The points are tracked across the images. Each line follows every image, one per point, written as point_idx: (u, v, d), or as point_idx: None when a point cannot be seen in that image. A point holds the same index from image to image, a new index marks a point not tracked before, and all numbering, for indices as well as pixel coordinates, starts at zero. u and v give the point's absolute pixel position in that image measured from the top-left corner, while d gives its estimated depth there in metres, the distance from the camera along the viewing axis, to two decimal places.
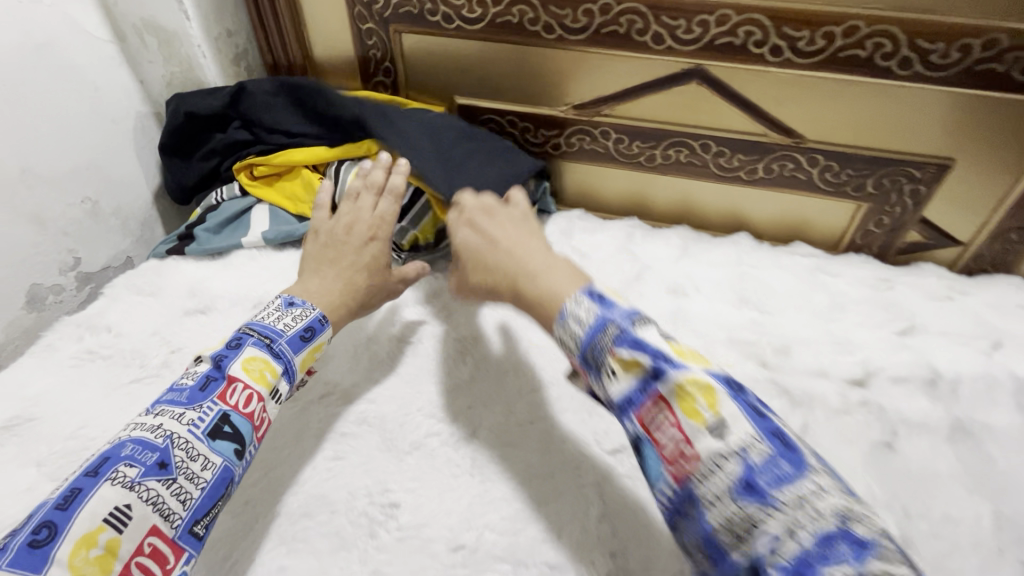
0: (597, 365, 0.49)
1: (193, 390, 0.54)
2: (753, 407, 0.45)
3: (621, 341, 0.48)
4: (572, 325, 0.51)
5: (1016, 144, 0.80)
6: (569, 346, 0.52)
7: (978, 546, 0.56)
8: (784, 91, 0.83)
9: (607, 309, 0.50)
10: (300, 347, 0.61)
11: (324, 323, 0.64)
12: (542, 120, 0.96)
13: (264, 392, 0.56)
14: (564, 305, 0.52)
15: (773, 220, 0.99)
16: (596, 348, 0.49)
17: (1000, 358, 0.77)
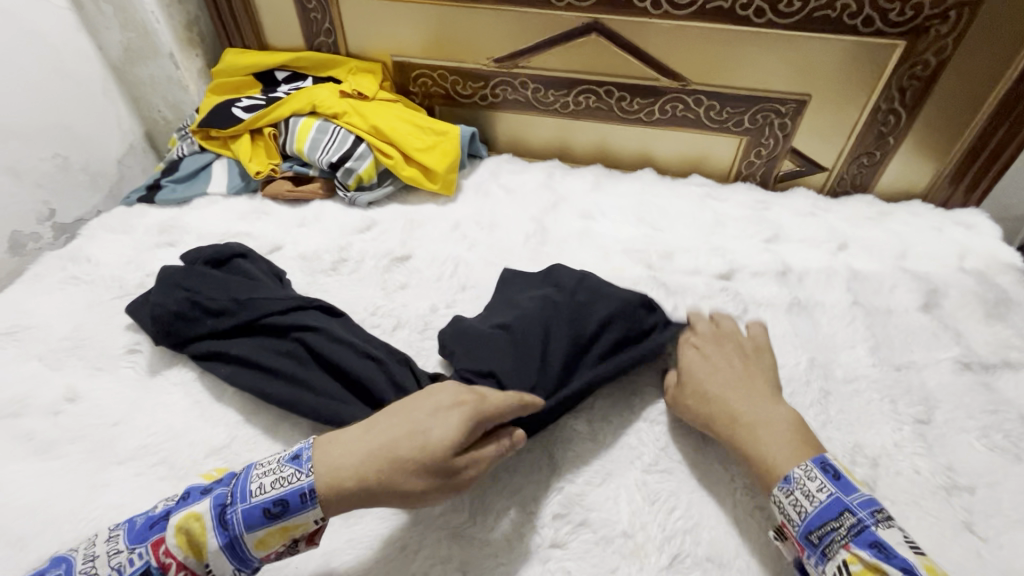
0: (823, 550, 0.49)
1: (145, 521, 0.51)
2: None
3: (858, 541, 0.48)
4: (797, 498, 0.52)
5: (856, 80, 0.96)
6: (789, 517, 0.52)
7: (794, 379, 0.72)
8: (667, 40, 0.97)
9: (842, 493, 0.51)
10: (257, 524, 0.49)
11: (307, 500, 0.50)
12: (468, 74, 1.09)
13: (191, 562, 0.49)
14: (792, 469, 0.53)
15: (673, 156, 1.14)
16: (823, 534, 0.49)
17: (843, 256, 0.94)
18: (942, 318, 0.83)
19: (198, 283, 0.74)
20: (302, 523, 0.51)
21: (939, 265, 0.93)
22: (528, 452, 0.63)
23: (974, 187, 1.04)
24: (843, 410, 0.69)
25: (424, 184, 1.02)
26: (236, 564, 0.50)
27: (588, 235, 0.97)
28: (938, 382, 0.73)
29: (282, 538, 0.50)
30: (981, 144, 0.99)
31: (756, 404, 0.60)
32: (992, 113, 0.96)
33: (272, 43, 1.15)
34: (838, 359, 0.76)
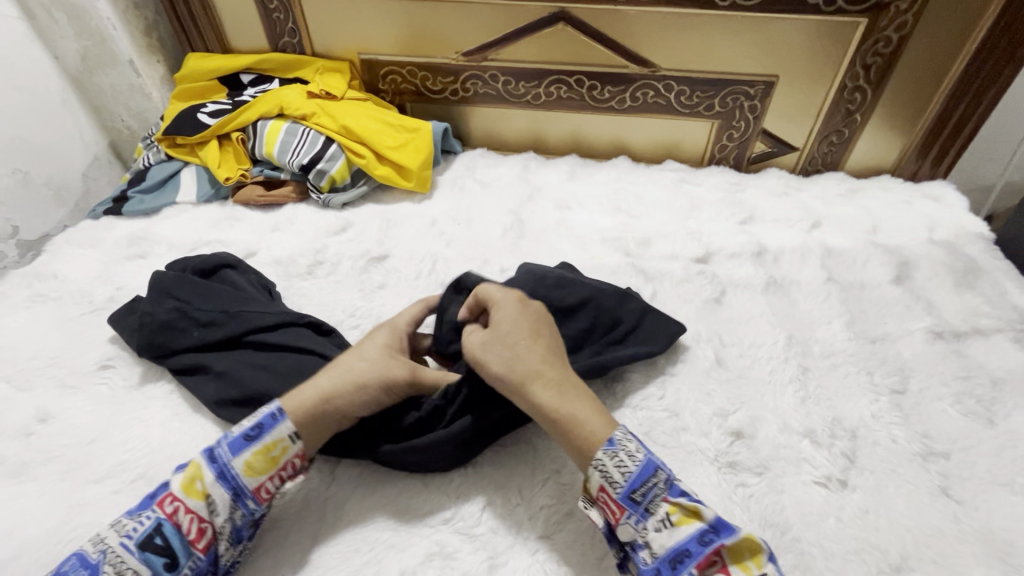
0: (643, 507, 0.50)
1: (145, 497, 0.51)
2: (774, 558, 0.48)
3: (672, 491, 0.50)
4: (619, 458, 0.51)
5: (822, 59, 0.97)
6: (611, 480, 0.51)
7: (773, 357, 0.73)
8: (634, 27, 0.97)
9: (651, 452, 0.52)
10: (243, 447, 0.52)
11: (278, 417, 0.54)
12: (437, 69, 1.08)
13: (197, 504, 0.50)
14: (613, 431, 0.53)
15: (647, 144, 1.14)
16: (644, 492, 0.50)
17: (816, 234, 0.95)
18: (914, 289, 0.85)
19: (189, 293, 0.73)
20: (281, 440, 0.54)
21: (909, 238, 0.95)
22: (513, 446, 0.63)
23: (940, 160, 1.06)
24: (822, 385, 0.70)
25: (398, 182, 1.01)
26: (239, 497, 0.51)
27: (565, 225, 0.96)
28: (912, 353, 0.75)
29: (270, 462, 0.53)
30: (944, 117, 1.01)
31: (554, 374, 0.56)
32: (954, 86, 0.97)
33: (235, 46, 1.13)
34: (814, 335, 0.77)
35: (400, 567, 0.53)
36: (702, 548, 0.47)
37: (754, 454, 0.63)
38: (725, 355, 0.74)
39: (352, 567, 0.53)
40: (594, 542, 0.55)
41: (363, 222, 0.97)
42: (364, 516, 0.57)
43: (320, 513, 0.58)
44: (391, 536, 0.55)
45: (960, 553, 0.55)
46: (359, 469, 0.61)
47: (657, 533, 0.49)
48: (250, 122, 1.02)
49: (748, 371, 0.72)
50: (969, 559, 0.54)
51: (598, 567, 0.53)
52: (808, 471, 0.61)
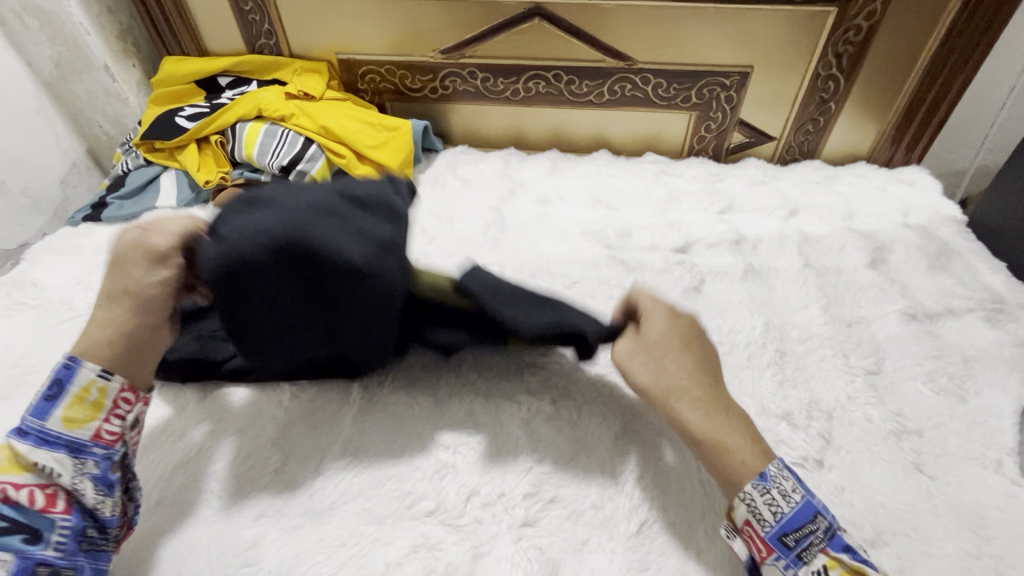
0: (795, 553, 0.48)
1: None
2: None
3: (831, 543, 0.49)
4: (773, 498, 0.50)
5: (795, 49, 0.99)
6: (761, 517, 0.50)
7: (751, 343, 0.75)
8: (609, 21, 0.98)
9: (811, 496, 0.51)
10: (47, 409, 0.50)
11: (73, 364, 0.52)
12: (415, 67, 1.08)
13: (30, 477, 0.48)
14: (766, 466, 0.52)
15: (627, 137, 1.15)
16: (798, 536, 0.49)
17: (793, 222, 0.97)
18: (889, 273, 0.87)
19: None
20: (88, 383, 0.51)
21: (884, 222, 0.97)
22: (496, 436, 0.64)
23: (914, 145, 1.08)
24: (799, 368, 0.72)
25: (380, 181, 1.01)
26: (73, 454, 0.49)
27: (547, 220, 0.97)
28: (886, 334, 0.76)
29: (89, 406, 0.51)
30: (916, 103, 1.03)
31: (714, 402, 0.57)
32: (925, 72, 0.99)
33: (211, 49, 1.12)
34: (792, 320, 0.79)
35: (385, 560, 0.53)
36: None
37: None
38: None
39: (337, 561, 0.53)
40: (576, 529, 0.56)
41: None
42: (349, 511, 0.58)
43: (306, 509, 0.58)
44: (378, 530, 0.56)
45: (932, 526, 0.56)
46: (343, 463, 0.62)
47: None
48: (229, 125, 1.02)
49: (727, 357, 0.73)
50: (940, 531, 0.56)
51: (579, 552, 0.55)
52: (785, 452, 0.62)
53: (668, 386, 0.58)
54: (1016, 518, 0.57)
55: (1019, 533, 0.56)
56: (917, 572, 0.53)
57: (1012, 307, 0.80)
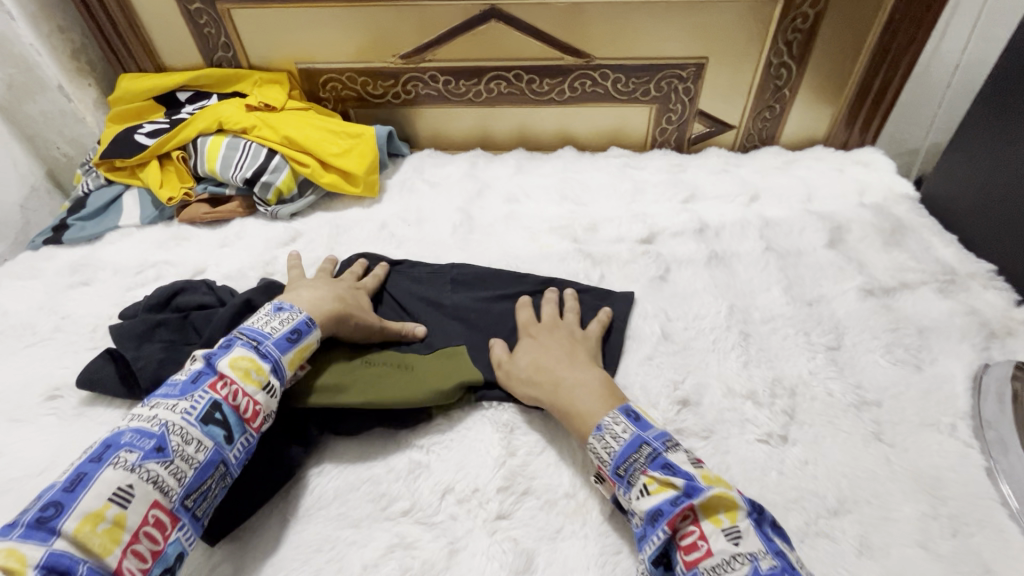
0: (626, 479, 0.52)
1: (184, 383, 0.54)
2: (757, 515, 0.49)
3: (652, 465, 0.52)
4: (606, 440, 0.55)
5: (747, 38, 1.01)
6: (601, 457, 0.55)
7: (715, 327, 0.76)
8: (565, 19, 1.00)
9: (641, 431, 0.55)
10: (287, 347, 0.61)
11: (311, 325, 0.64)
12: (377, 73, 1.09)
13: (251, 388, 0.56)
14: (602, 418, 0.57)
15: (590, 133, 1.16)
16: (627, 466, 0.53)
17: (754, 207, 0.99)
18: (847, 252, 0.89)
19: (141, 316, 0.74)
20: (313, 343, 0.64)
21: (842, 203, 1.00)
22: (469, 434, 0.64)
23: (867, 126, 1.11)
24: (762, 348, 0.74)
25: (346, 189, 1.01)
26: (282, 386, 0.59)
27: (515, 218, 0.98)
28: (845, 311, 0.79)
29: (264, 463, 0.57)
30: (866, 86, 1.06)
31: (575, 365, 0.64)
32: (871, 56, 1.02)
33: (169, 65, 1.11)
34: (755, 302, 0.81)
35: (362, 562, 0.54)
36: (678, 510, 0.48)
37: (700, 420, 0.65)
38: (671, 329, 0.76)
39: (314, 566, 0.54)
40: (549, 519, 0.57)
41: (313, 231, 0.97)
42: (325, 516, 0.58)
43: (282, 518, 0.58)
44: (354, 532, 0.56)
45: (890, 491, 0.58)
46: (316, 468, 0.62)
47: (637, 501, 0.51)
48: (192, 140, 1.01)
49: (693, 342, 0.75)
50: (899, 496, 0.58)
51: (553, 540, 0.56)
52: (751, 431, 0.64)
53: (530, 368, 0.65)
54: (969, 478, 0.60)
55: (972, 492, 0.58)
56: (877, 537, 0.55)
57: (963, 278, 0.83)
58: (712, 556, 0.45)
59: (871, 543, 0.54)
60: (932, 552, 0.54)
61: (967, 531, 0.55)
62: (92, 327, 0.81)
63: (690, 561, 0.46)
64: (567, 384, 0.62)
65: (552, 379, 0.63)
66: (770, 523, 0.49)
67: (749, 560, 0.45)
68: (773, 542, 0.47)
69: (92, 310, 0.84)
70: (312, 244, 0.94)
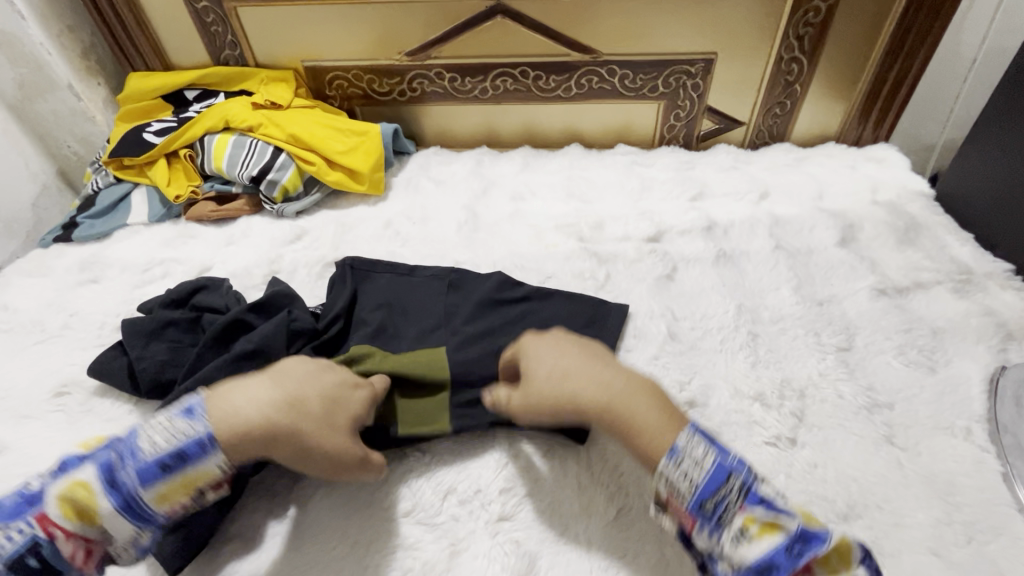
0: (716, 519, 0.46)
1: (25, 497, 0.48)
2: (868, 560, 0.44)
3: (748, 501, 0.46)
4: (686, 468, 0.47)
5: (757, 33, 0.99)
6: (679, 491, 0.47)
7: (723, 327, 0.75)
8: (571, 15, 0.99)
9: (723, 456, 0.48)
10: (153, 478, 0.48)
11: (205, 449, 0.49)
12: (382, 71, 1.08)
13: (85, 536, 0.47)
14: (676, 439, 0.49)
15: (596, 130, 1.15)
16: (716, 503, 0.46)
17: (764, 205, 0.97)
18: (859, 250, 0.87)
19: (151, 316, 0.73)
20: (205, 473, 0.49)
21: (855, 200, 0.98)
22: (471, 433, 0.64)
23: (881, 122, 1.09)
24: (771, 349, 0.72)
25: (351, 187, 1.01)
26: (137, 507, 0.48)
27: (520, 216, 0.97)
28: (857, 311, 0.77)
29: (188, 489, 0.49)
30: (880, 80, 1.03)
31: (622, 386, 0.53)
32: (885, 51, 1.00)
33: (176, 63, 1.12)
34: (764, 302, 0.79)
35: (363, 561, 0.54)
36: (792, 559, 0.43)
37: (706, 422, 0.64)
38: (677, 329, 0.75)
39: (314, 566, 0.54)
40: (552, 521, 0.57)
41: (318, 229, 0.97)
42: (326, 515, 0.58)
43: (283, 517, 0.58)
44: (357, 530, 0.56)
45: (903, 496, 0.57)
46: None
47: (733, 548, 0.45)
48: (199, 139, 1.01)
49: (700, 342, 0.73)
50: (912, 502, 0.57)
51: (556, 543, 0.55)
52: (758, 433, 0.63)
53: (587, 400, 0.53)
54: (985, 483, 0.58)
55: (987, 499, 0.57)
56: (889, 543, 0.54)
57: (979, 278, 0.81)
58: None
59: (883, 550, 0.53)
60: (946, 559, 0.52)
61: (982, 538, 0.54)
62: (100, 325, 0.82)
63: None
64: (625, 401, 0.52)
65: (607, 402, 0.53)
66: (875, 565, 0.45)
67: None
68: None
69: (100, 308, 0.85)
70: (318, 243, 0.94)
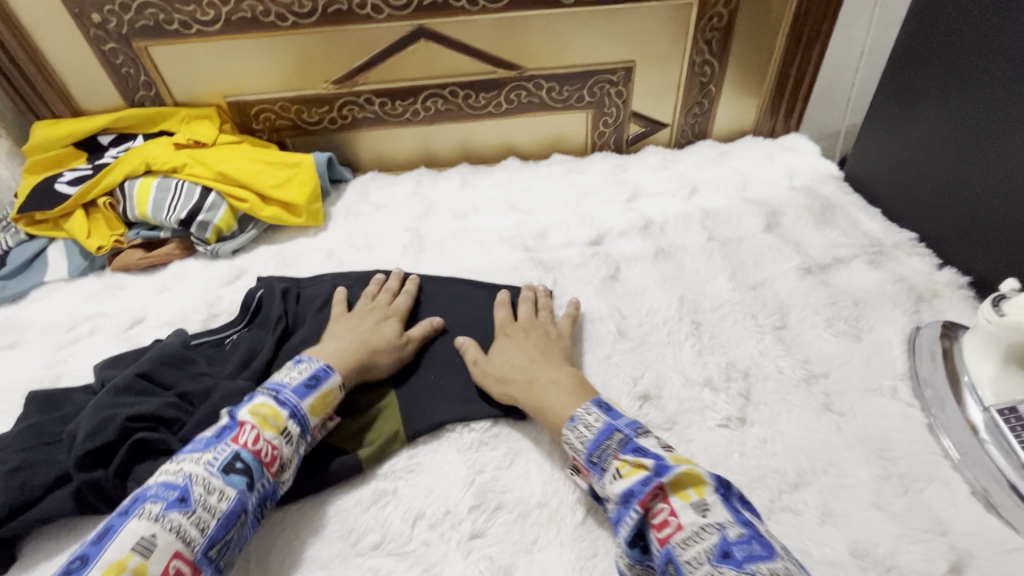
0: (600, 466, 0.54)
1: (208, 436, 0.55)
2: (725, 491, 0.50)
3: (625, 449, 0.54)
4: (580, 430, 0.57)
5: (669, 40, 1.05)
6: (575, 449, 0.57)
7: (668, 320, 0.78)
8: (492, 33, 1.01)
9: (612, 419, 0.57)
10: (305, 394, 0.60)
11: (330, 370, 0.63)
12: (310, 101, 1.07)
13: (269, 434, 0.55)
14: (576, 410, 0.59)
15: (531, 143, 1.18)
16: (600, 454, 0.55)
17: (694, 200, 1.03)
18: (783, 234, 0.93)
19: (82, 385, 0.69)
20: (333, 391, 0.62)
21: (775, 188, 1.04)
22: (436, 455, 0.64)
23: (790, 114, 1.17)
24: (714, 335, 0.76)
25: (289, 221, 0.99)
26: (301, 432, 0.58)
27: (464, 232, 0.98)
28: (788, 290, 0.82)
29: (325, 408, 0.61)
30: (784, 75, 1.12)
31: (545, 373, 0.65)
32: (786, 48, 1.08)
33: (86, 108, 1.06)
34: (704, 291, 0.83)
35: None
36: (648, 489, 0.49)
37: (662, 412, 0.67)
38: (626, 326, 0.78)
39: None
40: (522, 531, 0.57)
41: (258, 266, 0.94)
42: (292, 561, 0.56)
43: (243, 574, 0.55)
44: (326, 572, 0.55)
45: (845, 458, 0.61)
46: (281, 512, 0.60)
47: (610, 485, 0.52)
48: (121, 184, 0.96)
49: (648, 337, 0.76)
50: (853, 462, 0.61)
51: (529, 552, 0.55)
52: (711, 417, 0.66)
53: (505, 373, 0.66)
54: (915, 436, 0.63)
55: (918, 450, 0.62)
56: (838, 504, 0.57)
57: (889, 248, 0.88)
58: (682, 530, 0.47)
59: (832, 511, 0.57)
60: (888, 511, 0.56)
61: (917, 486, 0.59)
62: (22, 393, 0.76)
63: (668, 543, 0.47)
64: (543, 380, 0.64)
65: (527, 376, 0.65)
66: (740, 498, 0.50)
67: (716, 530, 0.46)
68: (741, 513, 0.48)
69: (21, 375, 0.79)
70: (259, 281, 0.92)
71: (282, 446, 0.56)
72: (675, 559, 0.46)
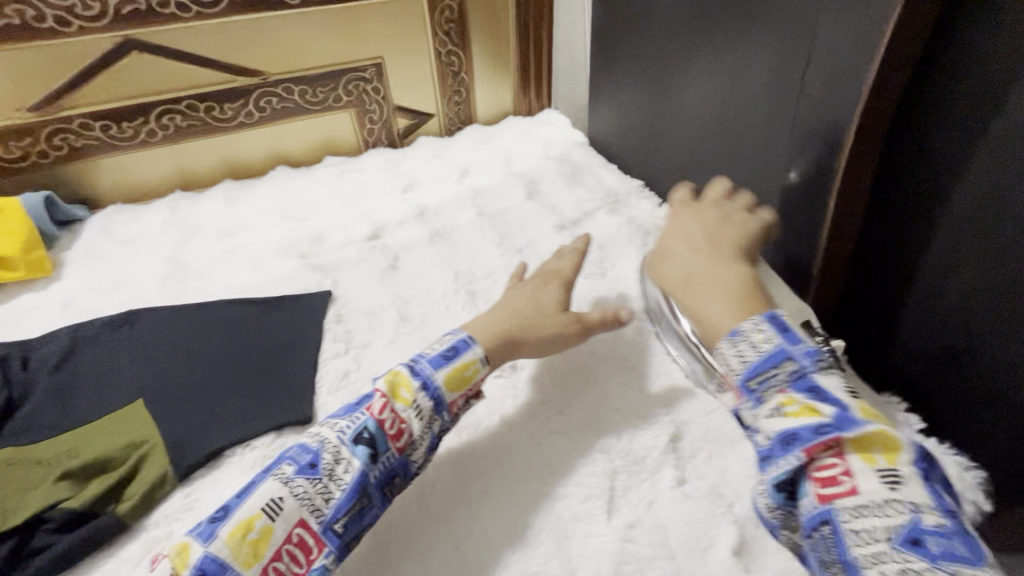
0: (758, 394, 0.42)
1: (351, 404, 0.53)
2: (928, 465, 0.37)
3: (798, 384, 0.40)
4: (743, 347, 0.44)
5: (407, 35, 1.11)
6: (732, 369, 0.44)
7: (446, 296, 0.83)
8: (218, 39, 0.97)
9: (788, 343, 0.42)
10: (442, 363, 0.55)
11: (469, 342, 0.57)
12: (4, 134, 0.92)
13: (399, 405, 0.52)
14: (741, 322, 0.46)
15: (299, 151, 1.14)
16: (761, 381, 0.42)
17: (466, 182, 1.09)
18: (543, 199, 1.05)
19: None
20: (474, 362, 0.56)
21: (534, 160, 1.16)
22: (215, 484, 0.61)
23: (540, 93, 1.30)
24: (488, 299, 0.83)
25: (0, 277, 0.84)
26: (432, 405, 0.53)
27: (232, 251, 0.92)
28: (548, 247, 0.93)
29: (466, 379, 0.55)
30: (523, 59, 1.24)
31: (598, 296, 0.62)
32: (517, 35, 1.20)
33: None
34: (477, 263, 0.90)
35: None
36: (816, 435, 0.38)
37: None
38: (407, 310, 0.81)
39: None
40: None
41: None
42: None
43: None
44: None
45: None
46: None
47: (766, 419, 0.41)
48: None
49: (429, 315, 0.80)
50: None
51: None
52: None
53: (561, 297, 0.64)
54: None
55: None
56: None
57: (624, 196, 1.04)
58: (858, 496, 0.36)
59: None
60: None
61: None
62: None
63: (829, 501, 0.36)
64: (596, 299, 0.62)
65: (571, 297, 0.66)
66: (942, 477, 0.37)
67: (908, 509, 0.34)
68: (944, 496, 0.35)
69: None
70: None
71: (412, 422, 0.51)
72: (837, 523, 0.36)
